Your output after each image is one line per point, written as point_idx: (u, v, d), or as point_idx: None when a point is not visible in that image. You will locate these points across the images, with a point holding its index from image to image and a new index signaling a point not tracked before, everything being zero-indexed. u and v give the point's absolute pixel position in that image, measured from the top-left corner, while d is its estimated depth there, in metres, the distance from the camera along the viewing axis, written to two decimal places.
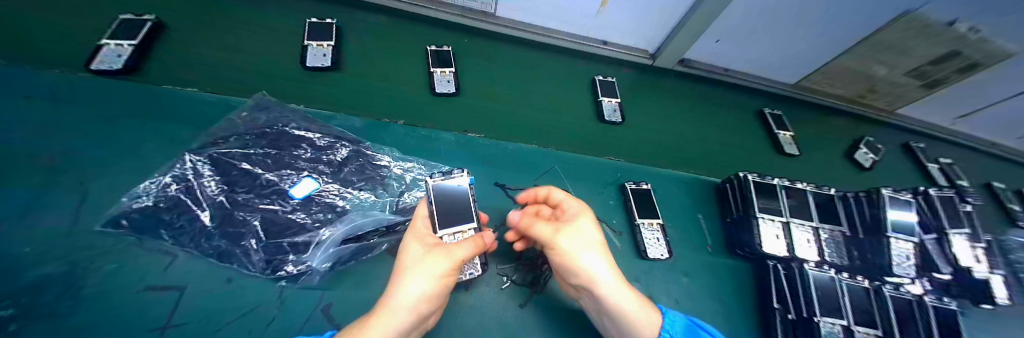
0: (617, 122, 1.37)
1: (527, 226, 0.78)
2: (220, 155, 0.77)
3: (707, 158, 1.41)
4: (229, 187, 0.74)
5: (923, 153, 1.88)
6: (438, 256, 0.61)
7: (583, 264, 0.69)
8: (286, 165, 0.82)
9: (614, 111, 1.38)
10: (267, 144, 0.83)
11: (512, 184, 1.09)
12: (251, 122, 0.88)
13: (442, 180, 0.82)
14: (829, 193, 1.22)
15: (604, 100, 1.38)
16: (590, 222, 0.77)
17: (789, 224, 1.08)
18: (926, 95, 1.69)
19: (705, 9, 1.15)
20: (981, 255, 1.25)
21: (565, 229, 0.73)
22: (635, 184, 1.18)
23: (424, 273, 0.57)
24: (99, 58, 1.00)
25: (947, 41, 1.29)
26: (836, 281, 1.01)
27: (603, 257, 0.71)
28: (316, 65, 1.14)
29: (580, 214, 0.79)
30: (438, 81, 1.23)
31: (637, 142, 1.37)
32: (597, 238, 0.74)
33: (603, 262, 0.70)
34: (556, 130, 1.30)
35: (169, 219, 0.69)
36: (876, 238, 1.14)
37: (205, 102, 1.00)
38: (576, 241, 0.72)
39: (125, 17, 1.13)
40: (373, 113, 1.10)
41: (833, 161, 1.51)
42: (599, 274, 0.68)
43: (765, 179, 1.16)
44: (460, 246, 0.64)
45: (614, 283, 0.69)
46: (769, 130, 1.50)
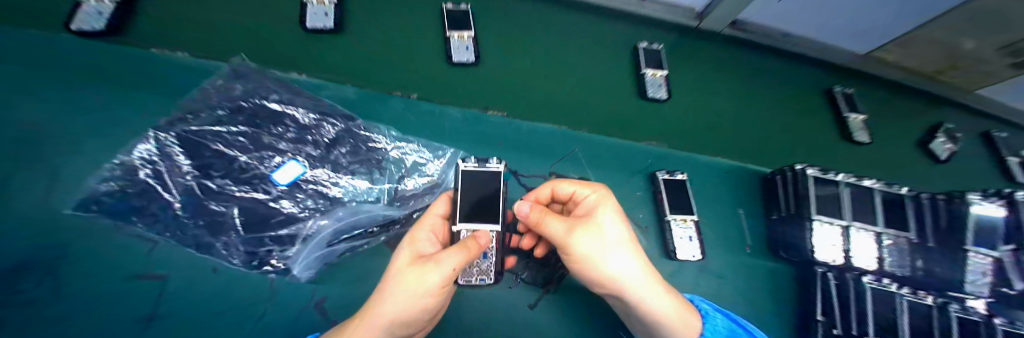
0: (662, 98, 1.12)
1: (537, 223, 0.61)
2: (190, 133, 0.66)
3: (761, 143, 1.18)
4: (203, 172, 0.64)
5: (1009, 144, 1.59)
6: (421, 268, 0.51)
7: (610, 271, 0.59)
8: (266, 145, 0.72)
9: (660, 86, 1.13)
10: (244, 121, 0.72)
11: (525, 170, 0.96)
12: (224, 92, 0.75)
13: (476, 168, 0.75)
14: (899, 193, 1.05)
15: (649, 73, 1.13)
16: (609, 218, 0.63)
17: (850, 228, 0.91)
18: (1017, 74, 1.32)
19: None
20: None
21: (580, 227, 0.60)
22: (668, 174, 1.01)
23: (407, 292, 0.49)
24: (79, 17, 0.83)
25: None
26: (897, 296, 0.87)
27: (631, 256, 0.61)
28: (316, 26, 0.90)
29: (595, 207, 0.64)
30: (455, 47, 0.99)
31: (678, 121, 1.15)
32: (624, 238, 0.63)
33: (631, 262, 0.61)
34: (583, 104, 1.08)
35: (138, 205, 0.61)
36: (951, 250, 1.00)
37: (178, 67, 0.87)
38: (594, 242, 0.59)
39: None
40: (363, 78, 0.91)
41: (904, 153, 1.29)
42: (631, 279, 0.60)
43: (828, 175, 0.97)
44: (446, 255, 0.52)
45: (645, 285, 0.60)
46: (839, 113, 1.26)
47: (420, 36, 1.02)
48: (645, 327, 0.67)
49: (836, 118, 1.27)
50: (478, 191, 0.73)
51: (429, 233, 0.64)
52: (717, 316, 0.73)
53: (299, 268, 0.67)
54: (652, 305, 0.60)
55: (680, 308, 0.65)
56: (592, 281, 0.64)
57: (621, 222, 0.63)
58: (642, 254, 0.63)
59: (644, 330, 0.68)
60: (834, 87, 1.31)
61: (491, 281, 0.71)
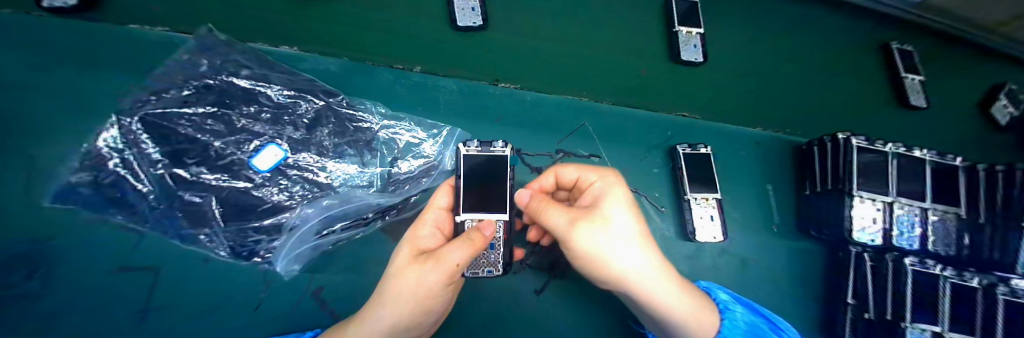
0: (699, 61, 0.80)
1: (537, 212, 0.56)
2: (154, 116, 0.60)
3: (816, 105, 0.99)
4: (175, 159, 0.59)
5: None
6: (422, 267, 0.46)
7: (619, 269, 0.53)
8: (241, 128, 0.66)
9: (696, 48, 0.79)
10: (213, 101, 0.65)
11: (530, 148, 0.88)
12: (188, 67, 0.66)
13: (479, 151, 0.69)
14: (954, 164, 0.92)
15: (683, 30, 0.78)
16: (620, 212, 0.54)
17: (893, 205, 0.82)
18: None
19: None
20: None
21: (586, 221, 0.52)
22: (690, 148, 0.91)
23: (408, 292, 0.45)
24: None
25: None
26: (941, 279, 0.78)
27: (642, 252, 0.54)
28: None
29: (602, 197, 0.57)
30: (458, 5, 0.69)
31: (727, 82, 0.92)
32: (637, 232, 0.55)
33: (643, 257, 0.54)
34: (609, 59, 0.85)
35: (114, 197, 0.58)
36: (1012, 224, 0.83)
37: (118, 36, 0.71)
38: (602, 238, 0.52)
39: None
40: (332, 47, 0.75)
41: (963, 117, 1.13)
42: (641, 277, 0.53)
43: (875, 145, 0.84)
44: (449, 251, 0.46)
45: (659, 279, 0.55)
46: (895, 74, 1.04)
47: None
48: (657, 323, 0.62)
49: (891, 79, 1.05)
50: (482, 176, 0.68)
51: (431, 227, 0.60)
52: (736, 309, 0.67)
53: (283, 264, 0.63)
54: (665, 302, 0.55)
55: (696, 302, 0.60)
56: (599, 279, 0.59)
57: (633, 212, 0.55)
58: (655, 250, 0.56)
59: (656, 326, 0.63)
60: (893, 43, 1.05)
61: (499, 272, 0.65)
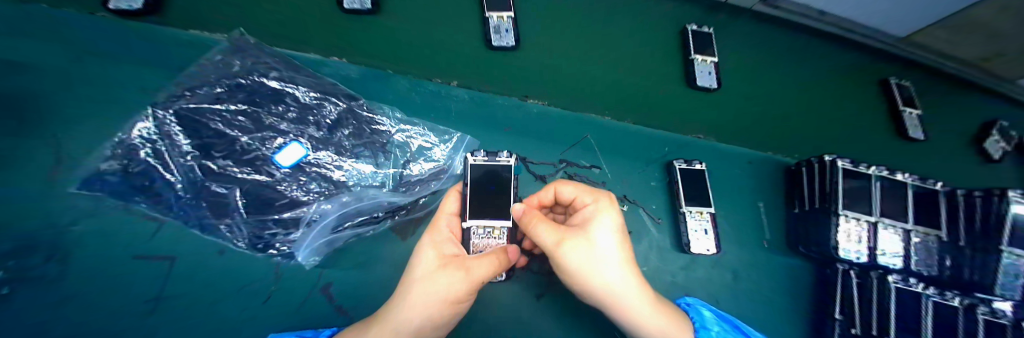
0: (712, 88, 0.94)
1: (528, 229, 0.60)
2: (189, 109, 0.64)
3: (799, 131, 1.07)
4: (204, 152, 0.62)
5: None
6: (451, 273, 0.48)
7: (595, 286, 0.56)
8: (268, 126, 0.70)
9: (710, 75, 0.94)
10: (243, 99, 0.69)
11: (535, 157, 0.92)
12: (222, 67, 0.72)
13: (485, 161, 0.74)
14: (935, 189, 0.98)
15: (699, 58, 0.93)
16: (604, 236, 0.58)
17: (877, 225, 0.86)
18: None
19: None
20: None
21: (571, 239, 0.56)
22: (686, 163, 0.97)
23: (435, 293, 0.47)
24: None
25: None
26: (923, 297, 0.83)
27: (621, 275, 0.57)
28: (354, 5, 0.74)
29: (592, 219, 0.60)
30: (492, 28, 0.81)
31: (725, 108, 0.99)
32: (618, 255, 0.58)
33: (622, 280, 0.57)
34: (616, 84, 0.92)
35: (140, 184, 0.61)
36: (984, 248, 0.89)
37: (156, 38, 0.77)
38: (584, 256, 0.56)
39: None
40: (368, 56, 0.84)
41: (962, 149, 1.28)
42: (616, 296, 0.57)
43: (859, 168, 0.90)
44: (477, 264, 0.51)
45: (637, 301, 0.58)
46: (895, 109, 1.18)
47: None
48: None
49: (888, 113, 1.18)
50: (489, 183, 0.73)
51: (445, 233, 0.62)
52: (713, 328, 0.70)
53: (304, 254, 0.66)
54: (642, 322, 0.58)
55: (675, 327, 0.62)
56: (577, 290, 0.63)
57: (619, 237, 0.59)
58: (635, 271, 0.59)
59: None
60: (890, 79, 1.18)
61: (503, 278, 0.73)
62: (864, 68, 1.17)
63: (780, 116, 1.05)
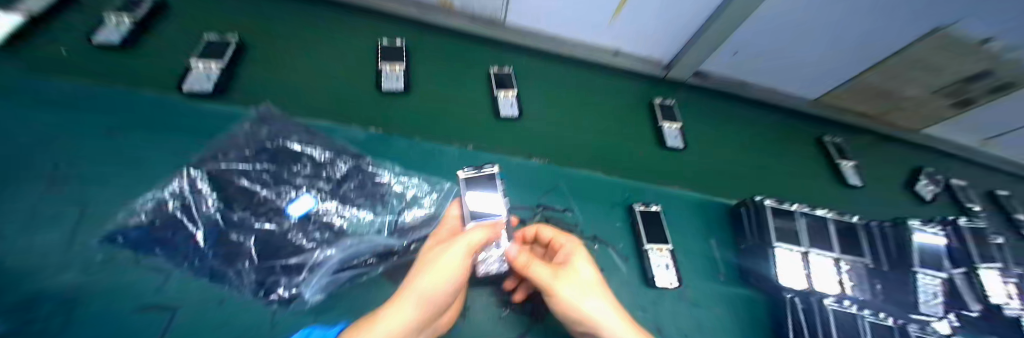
0: (679, 148, 1.43)
1: (523, 266, 0.68)
2: (222, 169, 0.76)
3: (715, 179, 1.42)
4: (226, 204, 0.71)
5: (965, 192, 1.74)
6: (445, 246, 0.55)
7: (587, 312, 0.64)
8: (285, 181, 0.81)
9: (676, 138, 1.45)
10: (267, 159, 0.82)
11: (514, 202, 1.06)
12: (251, 134, 0.87)
13: (475, 173, 0.87)
14: (850, 221, 1.16)
15: (666, 125, 1.45)
16: (584, 265, 0.72)
17: (807, 254, 1.02)
18: (954, 114, 1.66)
19: (729, 15, 1.18)
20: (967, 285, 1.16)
21: (562, 273, 0.68)
22: (644, 206, 1.14)
23: (437, 268, 0.50)
24: (190, 81, 1.00)
25: (977, 59, 1.31)
26: (856, 318, 0.94)
27: (604, 300, 0.67)
28: (390, 89, 1.19)
29: (571, 255, 0.74)
30: (503, 103, 1.28)
31: (652, 165, 1.35)
32: (598, 282, 0.70)
33: (606, 305, 0.66)
34: (572, 149, 1.30)
35: (163, 237, 0.66)
36: (902, 271, 1.10)
37: (201, 114, 0.94)
38: (574, 284, 0.67)
39: (210, 38, 1.14)
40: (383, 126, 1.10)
41: (885, 187, 1.70)
42: (607, 320, 0.64)
43: (783, 205, 1.11)
44: (470, 232, 0.58)
45: (622, 326, 0.66)
46: (832, 161, 1.66)
47: (452, 91, 1.30)
48: None
49: (829, 164, 1.67)
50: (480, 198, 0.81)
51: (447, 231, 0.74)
52: None
53: (310, 292, 0.70)
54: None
55: None
56: (571, 323, 0.68)
57: (594, 269, 0.72)
58: (612, 296, 0.70)
59: None
60: (823, 137, 1.74)
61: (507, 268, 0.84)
62: (777, 128, 1.72)
63: (696, 168, 1.43)
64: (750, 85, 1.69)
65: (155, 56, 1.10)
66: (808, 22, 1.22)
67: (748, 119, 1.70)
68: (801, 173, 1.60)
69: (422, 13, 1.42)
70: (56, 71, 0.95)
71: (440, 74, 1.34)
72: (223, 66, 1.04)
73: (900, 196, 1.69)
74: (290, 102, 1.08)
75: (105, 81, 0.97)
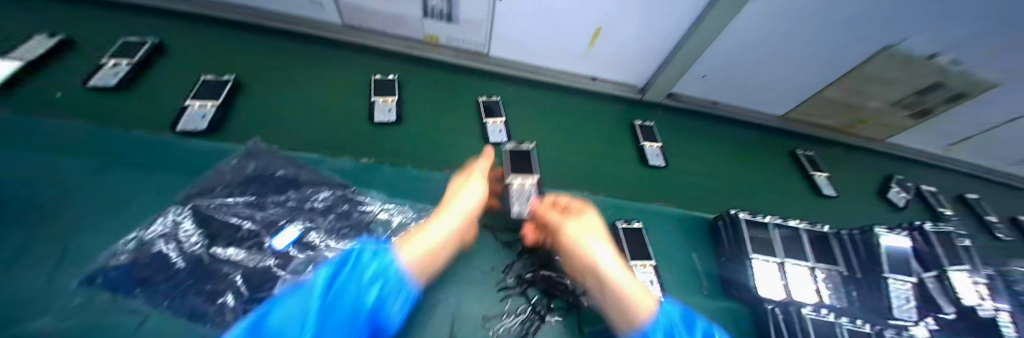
0: (660, 165, 1.52)
1: (544, 213, 0.98)
2: (211, 205, 0.78)
3: (696, 195, 1.49)
4: (210, 240, 0.72)
5: (936, 198, 1.84)
6: (469, 176, 0.96)
7: (587, 244, 0.85)
8: (268, 213, 0.82)
9: (658, 156, 1.53)
10: (251, 193, 0.84)
11: (500, 226, 1.11)
12: (237, 169, 0.90)
13: (514, 147, 1.31)
14: (822, 230, 1.22)
15: (647, 145, 1.54)
16: (591, 218, 0.96)
17: (784, 264, 1.06)
18: (916, 121, 1.76)
19: (694, 42, 1.31)
20: (938, 290, 1.20)
21: (573, 218, 0.93)
22: (626, 223, 1.19)
23: (471, 190, 0.90)
24: (184, 119, 1.04)
25: (929, 73, 1.39)
26: (836, 325, 0.97)
27: (603, 244, 0.87)
28: (383, 120, 1.26)
29: (582, 211, 0.98)
30: (492, 130, 1.35)
31: (635, 183, 1.42)
32: (600, 231, 0.93)
33: (604, 246, 0.86)
34: (557, 171, 1.36)
35: (143, 276, 0.64)
36: (874, 277, 1.13)
37: (195, 151, 0.96)
38: (580, 226, 0.90)
39: (206, 78, 1.21)
40: (375, 156, 1.15)
41: (857, 196, 1.79)
42: (602, 256, 0.83)
43: (755, 217, 1.17)
44: (478, 164, 1.02)
45: (616, 268, 0.81)
46: (807, 172, 1.76)
47: (442, 120, 1.37)
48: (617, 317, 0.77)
49: (804, 175, 1.76)
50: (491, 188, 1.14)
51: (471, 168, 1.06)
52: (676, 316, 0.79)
53: None
54: (619, 284, 0.76)
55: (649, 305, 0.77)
56: (575, 261, 0.86)
57: (599, 223, 0.96)
58: (612, 245, 0.90)
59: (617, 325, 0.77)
60: (796, 151, 1.84)
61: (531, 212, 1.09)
62: (752, 143, 1.83)
63: (678, 185, 1.50)
64: (722, 104, 1.81)
65: (151, 97, 1.15)
66: (767, 43, 1.31)
67: (724, 136, 1.80)
68: (778, 185, 1.68)
69: (411, 47, 1.50)
70: (56, 116, 0.99)
71: (431, 104, 1.41)
72: (218, 104, 1.11)
73: (873, 203, 1.78)
74: (281, 137, 1.12)
75: (103, 123, 1.00)
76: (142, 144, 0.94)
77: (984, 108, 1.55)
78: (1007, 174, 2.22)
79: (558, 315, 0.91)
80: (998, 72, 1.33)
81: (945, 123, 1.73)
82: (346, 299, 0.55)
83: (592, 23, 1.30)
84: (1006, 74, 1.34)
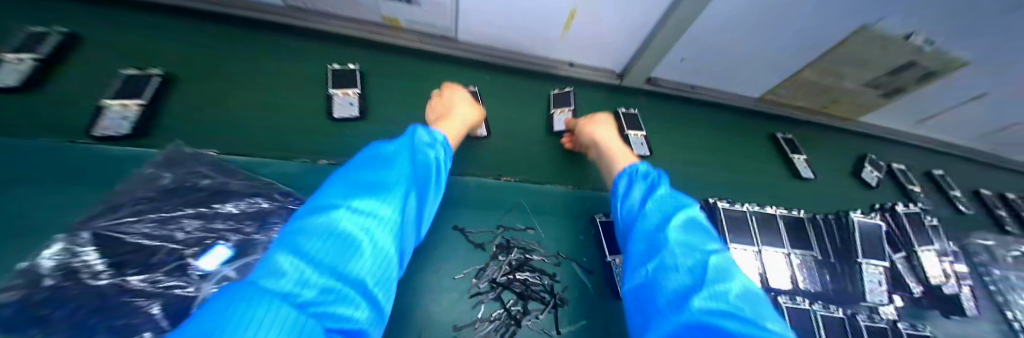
0: (646, 154, 1.46)
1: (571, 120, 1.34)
2: (125, 224, 0.64)
3: (677, 182, 1.46)
4: (119, 268, 0.58)
5: (905, 176, 1.90)
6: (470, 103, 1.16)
7: (596, 129, 1.17)
8: (192, 229, 0.68)
9: (642, 144, 1.47)
10: (173, 205, 0.70)
11: (474, 226, 1.03)
12: (148, 181, 0.74)
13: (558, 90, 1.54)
14: (799, 215, 1.21)
15: (631, 134, 1.46)
16: (603, 117, 1.26)
17: (761, 253, 1.05)
18: (890, 101, 1.77)
19: (671, 25, 1.23)
20: (907, 270, 1.23)
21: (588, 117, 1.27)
22: (605, 217, 1.15)
23: (466, 108, 1.11)
24: (102, 123, 0.89)
25: (905, 53, 1.37)
26: (810, 312, 0.98)
27: (609, 130, 1.18)
28: (343, 115, 1.13)
29: (596, 114, 1.30)
30: None
31: None
32: (609, 125, 1.22)
33: (608, 131, 1.18)
34: (533, 164, 1.30)
35: (38, 315, 0.50)
36: (847, 261, 1.15)
37: (105, 158, 0.82)
38: (592, 120, 1.24)
39: (129, 73, 1.05)
40: (333, 157, 1.05)
41: (832, 176, 1.82)
42: (605, 135, 1.15)
43: (735, 205, 1.14)
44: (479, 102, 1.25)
45: (615, 143, 1.12)
46: (786, 155, 1.75)
47: (409, 112, 1.26)
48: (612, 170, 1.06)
49: (784, 158, 1.76)
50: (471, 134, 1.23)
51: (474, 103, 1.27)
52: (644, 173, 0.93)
53: None
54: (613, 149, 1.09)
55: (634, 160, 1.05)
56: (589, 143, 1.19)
57: (608, 120, 1.26)
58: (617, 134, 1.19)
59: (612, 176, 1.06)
60: (776, 134, 1.83)
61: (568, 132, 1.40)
62: (733, 127, 1.80)
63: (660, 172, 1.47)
64: (703, 88, 1.77)
65: (66, 98, 1.00)
66: (748, 25, 1.25)
67: (706, 121, 1.77)
68: (758, 170, 1.67)
69: (370, 31, 1.37)
70: None
71: (397, 95, 1.30)
72: (144, 104, 0.95)
73: (847, 183, 1.81)
74: (222, 138, 1.00)
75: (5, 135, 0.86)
76: (37, 153, 0.78)
77: (953, 86, 1.56)
78: (971, 149, 2.31)
79: (535, 319, 0.88)
80: (970, 50, 1.33)
81: (918, 101, 1.74)
82: (426, 164, 0.77)
83: (563, 5, 1.18)
84: (979, 52, 1.34)
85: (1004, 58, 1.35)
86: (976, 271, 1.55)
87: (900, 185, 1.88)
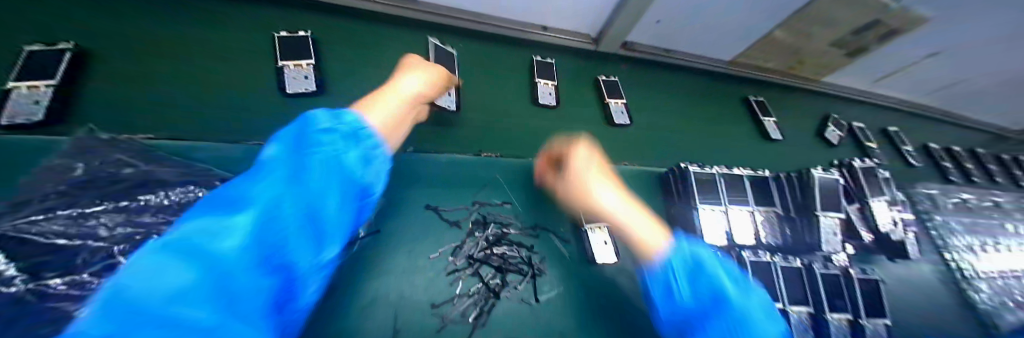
0: (626, 123, 1.46)
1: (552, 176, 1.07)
2: (30, 224, 0.53)
3: (652, 148, 1.48)
4: (34, 273, 0.48)
5: (863, 134, 2.01)
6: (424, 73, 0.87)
7: (598, 200, 0.88)
8: (118, 224, 0.58)
9: (622, 112, 1.47)
10: (89, 200, 0.59)
11: (446, 205, 1.00)
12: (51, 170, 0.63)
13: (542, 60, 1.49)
14: (764, 175, 1.25)
15: (612, 102, 1.47)
16: (589, 162, 0.95)
17: (727, 211, 1.10)
18: (855, 60, 1.82)
19: None
20: (859, 220, 1.33)
21: (570, 169, 0.97)
22: None
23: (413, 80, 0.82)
24: (5, 108, 0.76)
25: (870, 11, 1.38)
26: (771, 263, 1.05)
27: (610, 191, 0.89)
28: (300, 90, 1.04)
29: (575, 158, 0.96)
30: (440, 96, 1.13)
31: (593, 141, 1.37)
32: (603, 176, 0.93)
33: (610, 194, 0.89)
34: (508, 136, 1.26)
35: None
36: (806, 215, 1.22)
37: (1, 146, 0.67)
38: (582, 175, 0.93)
39: (32, 48, 0.88)
40: None
41: (799, 136, 1.89)
42: (610, 204, 0.87)
43: (705, 169, 1.17)
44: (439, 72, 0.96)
45: (624, 209, 0.86)
46: (757, 118, 1.79)
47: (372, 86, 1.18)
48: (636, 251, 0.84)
49: (755, 121, 1.80)
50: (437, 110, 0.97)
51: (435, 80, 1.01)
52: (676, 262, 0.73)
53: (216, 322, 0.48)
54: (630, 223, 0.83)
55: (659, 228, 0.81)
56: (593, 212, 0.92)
57: (597, 164, 0.95)
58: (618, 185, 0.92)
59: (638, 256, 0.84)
60: (749, 98, 1.86)
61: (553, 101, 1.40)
62: (709, 92, 1.81)
63: (636, 139, 1.47)
64: (679, 52, 1.74)
65: None
66: None
67: (682, 86, 1.76)
68: (731, 134, 1.71)
69: None
70: None
71: (357, 68, 1.20)
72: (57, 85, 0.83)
73: (812, 142, 1.89)
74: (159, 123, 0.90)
75: None
76: None
77: (912, 43, 1.61)
78: (923, 106, 2.45)
79: (513, 289, 0.90)
80: (929, 7, 1.35)
81: (880, 60, 1.80)
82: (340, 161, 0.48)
83: None
84: (937, 8, 1.36)
85: (959, 13, 1.39)
86: (919, 218, 1.69)
87: (858, 142, 1.99)
